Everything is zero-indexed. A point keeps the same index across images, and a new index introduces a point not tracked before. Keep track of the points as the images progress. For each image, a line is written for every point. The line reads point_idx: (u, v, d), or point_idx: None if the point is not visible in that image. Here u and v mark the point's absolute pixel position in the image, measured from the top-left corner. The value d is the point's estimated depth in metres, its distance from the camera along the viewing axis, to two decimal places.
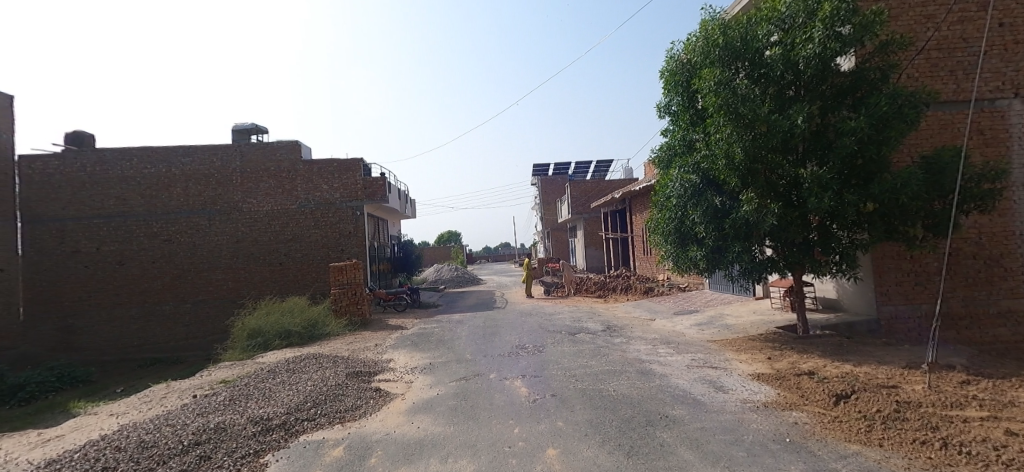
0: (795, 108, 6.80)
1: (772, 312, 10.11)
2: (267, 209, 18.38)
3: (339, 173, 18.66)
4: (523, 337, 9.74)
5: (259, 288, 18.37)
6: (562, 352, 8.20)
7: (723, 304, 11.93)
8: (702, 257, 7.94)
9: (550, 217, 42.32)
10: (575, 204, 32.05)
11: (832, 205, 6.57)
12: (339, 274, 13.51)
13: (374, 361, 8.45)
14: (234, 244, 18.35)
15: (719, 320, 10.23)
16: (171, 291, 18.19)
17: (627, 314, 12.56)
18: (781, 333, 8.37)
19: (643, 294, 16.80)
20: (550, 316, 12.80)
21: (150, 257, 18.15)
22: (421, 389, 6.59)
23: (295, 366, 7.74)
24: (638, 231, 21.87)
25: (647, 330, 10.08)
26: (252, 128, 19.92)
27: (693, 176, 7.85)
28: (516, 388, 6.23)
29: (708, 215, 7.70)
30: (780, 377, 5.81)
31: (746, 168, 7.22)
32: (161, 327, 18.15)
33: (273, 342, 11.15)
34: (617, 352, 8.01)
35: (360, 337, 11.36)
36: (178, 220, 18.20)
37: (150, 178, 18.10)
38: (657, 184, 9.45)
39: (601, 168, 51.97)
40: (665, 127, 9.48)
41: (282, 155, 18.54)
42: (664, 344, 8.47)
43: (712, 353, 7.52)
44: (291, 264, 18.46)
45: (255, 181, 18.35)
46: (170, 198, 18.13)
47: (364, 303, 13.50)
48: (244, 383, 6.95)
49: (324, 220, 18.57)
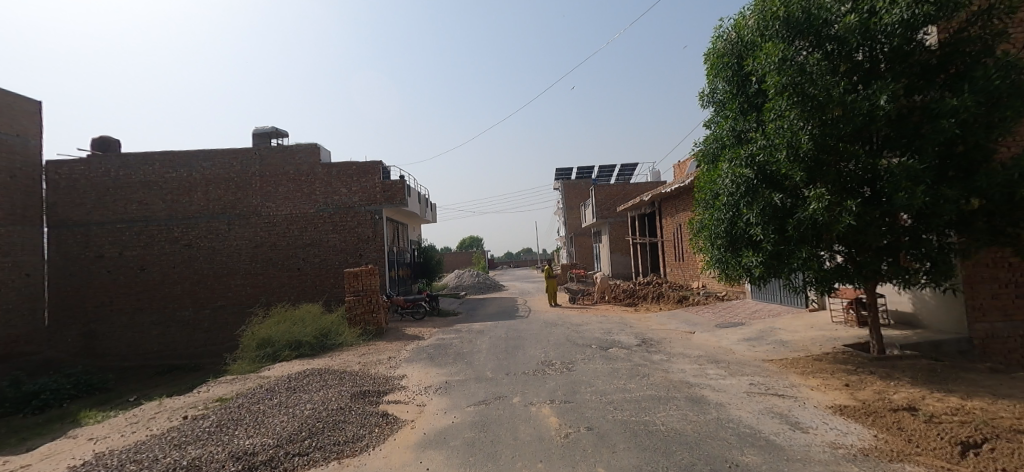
0: (877, 86, 5.74)
1: (834, 327, 8.91)
2: (286, 213, 17.92)
3: (357, 177, 18.09)
4: (551, 352, 8.78)
5: (277, 295, 17.88)
6: (595, 370, 7.22)
7: (772, 316, 10.77)
8: (758, 265, 6.78)
9: (574, 222, 41.24)
10: (600, 208, 30.93)
11: (927, 201, 5.43)
12: (353, 280, 12.76)
13: (386, 378, 7.61)
14: (252, 248, 17.92)
15: (771, 335, 9.07)
16: (189, 297, 17.85)
17: (662, 327, 11.45)
18: (851, 353, 7.25)
19: (676, 303, 15.66)
20: (578, 328, 11.78)
21: (169, 262, 17.85)
22: (434, 415, 5.69)
23: (295, 383, 6.90)
24: (669, 237, 20.74)
25: (688, 345, 9.01)
26: (272, 132, 19.55)
27: (747, 170, 6.74)
28: (545, 418, 5.27)
29: (765, 216, 6.53)
30: (872, 413, 4.76)
31: (815, 159, 6.11)
32: (180, 333, 17.81)
33: (283, 353, 10.47)
34: (658, 372, 6.96)
35: (375, 349, 10.57)
36: (198, 224, 17.88)
37: (171, 183, 17.84)
38: (700, 182, 8.35)
39: (626, 172, 50.65)
40: (708, 119, 8.44)
41: (301, 159, 18.07)
42: (712, 363, 7.39)
43: (773, 376, 6.45)
44: (309, 270, 17.94)
45: (274, 184, 17.91)
46: (191, 202, 17.83)
47: (380, 311, 12.75)
48: (238, 404, 6.15)
49: (342, 224, 18.02)
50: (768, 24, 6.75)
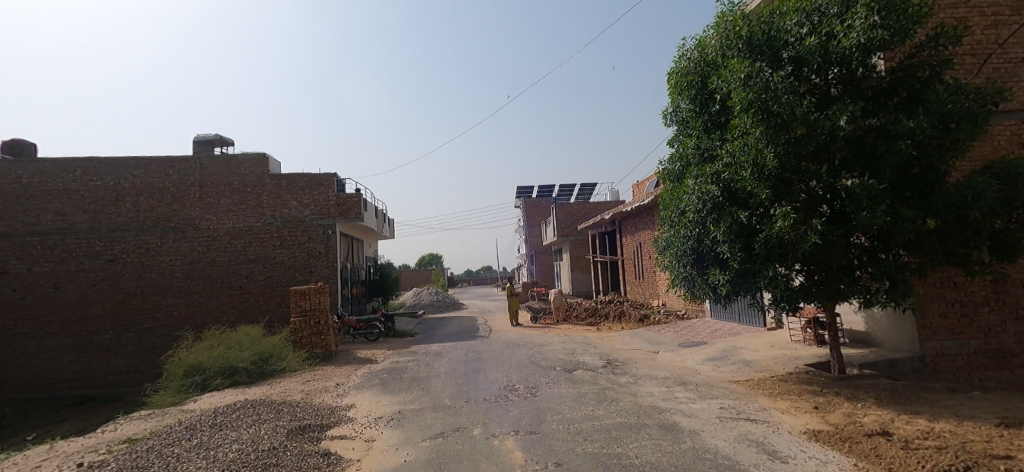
0: (837, 106, 5.71)
1: (793, 346, 8.94)
2: (228, 227, 16.77)
3: (309, 189, 17.20)
4: (511, 376, 8.34)
5: (215, 315, 16.61)
6: (559, 396, 6.84)
7: (733, 335, 10.77)
8: (725, 283, 6.60)
9: (534, 239, 41.16)
10: (560, 226, 30.95)
11: (888, 221, 5.39)
12: (300, 299, 11.91)
13: (330, 409, 6.95)
14: (189, 265, 16.61)
15: (734, 354, 9.00)
16: (114, 318, 16.29)
17: (625, 346, 11.24)
18: (814, 373, 7.20)
19: (637, 322, 15.58)
20: (539, 349, 11.40)
21: (90, 279, 16.29)
22: (385, 452, 5.13)
23: (222, 418, 6.12)
24: (629, 255, 20.83)
25: (653, 366, 8.79)
26: (215, 140, 18.40)
27: (713, 187, 6.60)
28: (509, 453, 4.82)
29: (731, 234, 6.40)
30: (847, 439, 4.60)
31: (780, 177, 6.02)
32: (101, 359, 16.15)
33: (215, 381, 9.52)
34: (626, 397, 6.65)
35: (321, 375, 9.79)
36: (126, 238, 16.44)
37: (95, 192, 16.36)
38: (665, 200, 8.22)
39: (585, 191, 51.34)
40: (673, 137, 8.36)
41: (246, 169, 16.99)
42: (680, 386, 7.16)
43: (742, 399, 6.26)
44: (253, 288, 16.79)
45: (215, 196, 16.76)
46: (118, 214, 16.39)
47: (329, 333, 11.94)
48: (151, 447, 5.35)
49: (291, 240, 17.02)
50: (731, 43, 6.72)
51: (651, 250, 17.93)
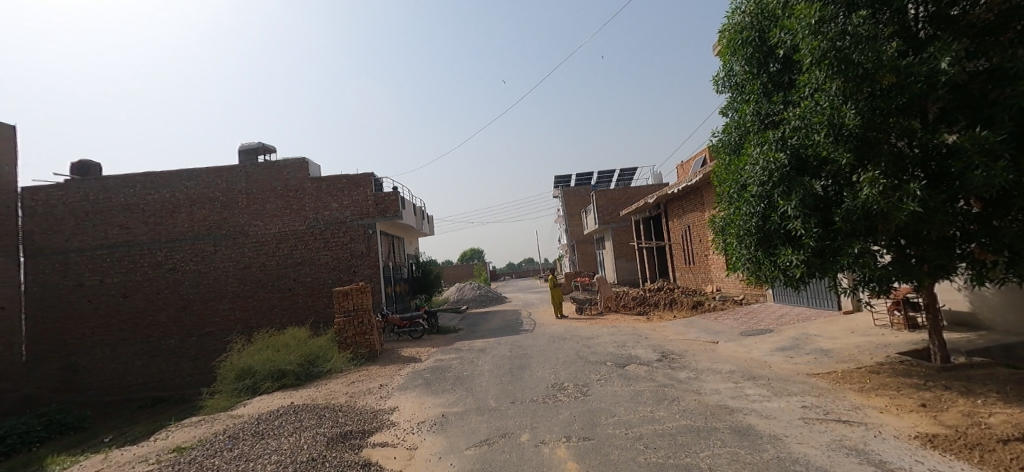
0: (936, 48, 4.78)
1: (878, 332, 7.93)
2: (275, 232, 17.01)
3: (348, 189, 17.19)
4: (562, 373, 7.78)
5: (267, 318, 16.93)
6: (615, 395, 6.23)
7: (803, 321, 9.81)
8: (799, 264, 5.76)
9: (576, 229, 40.29)
10: (602, 214, 30.01)
11: (1010, 179, 4.45)
12: (343, 300, 11.80)
13: (373, 413, 6.64)
14: (239, 270, 16.97)
15: (808, 343, 8.09)
16: (174, 324, 16.86)
17: (681, 337, 10.45)
18: (911, 363, 6.27)
19: (691, 310, 14.68)
20: (588, 342, 10.78)
21: (154, 288, 16.89)
22: (427, 463, 4.71)
23: (264, 426, 5.87)
24: (677, 239, 19.82)
25: (716, 358, 8.03)
26: (259, 148, 18.71)
27: (779, 155, 5.76)
28: (561, 465, 4.27)
29: (806, 207, 5.53)
30: (976, 447, 3.79)
31: (863, 137, 5.16)
32: (164, 363, 16.78)
33: (264, 384, 9.49)
34: (690, 394, 5.96)
35: (366, 375, 9.57)
36: (183, 247, 16.93)
37: (153, 205, 16.92)
38: (720, 176, 7.38)
39: (626, 176, 49.91)
40: (726, 106, 7.51)
41: (289, 174, 17.15)
42: (750, 380, 6.40)
43: (827, 396, 5.46)
44: (301, 289, 16.98)
45: (260, 202, 17.01)
46: (174, 225, 16.91)
47: (373, 332, 11.76)
48: (193, 458, 5.14)
49: (334, 240, 17.08)
50: None
51: (702, 234, 16.88)
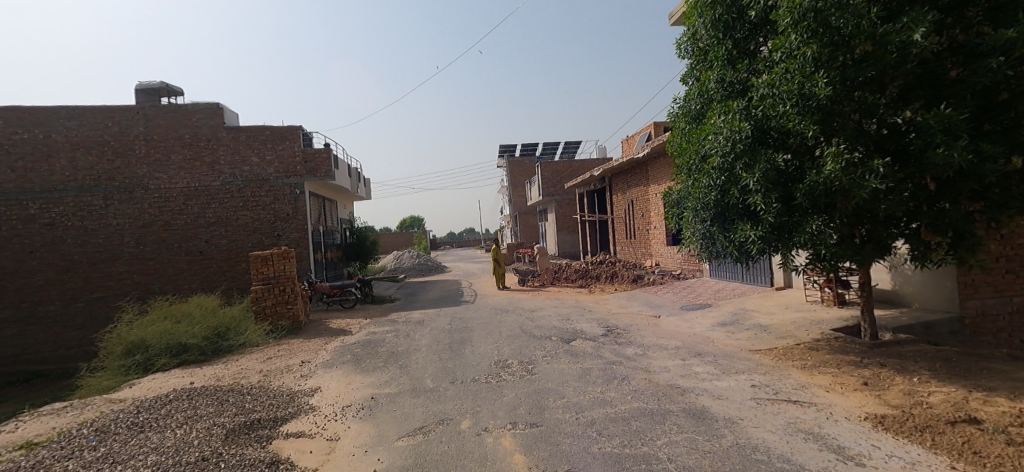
0: (911, 17, 4.51)
1: (811, 307, 8.11)
2: (181, 187, 15.23)
3: (272, 144, 15.62)
4: (503, 348, 7.37)
5: (176, 283, 15.32)
6: (561, 374, 5.88)
7: (740, 296, 10.00)
8: (755, 240, 5.60)
9: (519, 199, 39.99)
10: (546, 186, 29.83)
11: (970, 159, 4.34)
12: (262, 266, 10.71)
13: (290, 395, 5.94)
14: (141, 230, 15.12)
15: (747, 318, 8.15)
16: (61, 288, 14.84)
17: (623, 311, 10.37)
18: (844, 338, 6.35)
19: (631, 283, 14.80)
20: (530, 315, 10.46)
21: (27, 245, 14.68)
22: (349, 458, 4.12)
23: (146, 416, 5.12)
24: (619, 212, 19.92)
25: (660, 333, 7.93)
26: (161, 88, 16.54)
27: (744, 124, 5.52)
28: (506, 456, 3.84)
29: (769, 179, 5.31)
30: (927, 429, 3.73)
31: (829, 109, 4.98)
32: (51, 332, 14.79)
33: (160, 361, 8.40)
34: (639, 373, 5.71)
35: (285, 350, 8.71)
36: (64, 199, 14.75)
37: (23, 146, 14.54)
38: (678, 146, 7.14)
39: (569, 149, 49.93)
40: (687, 73, 7.24)
41: (199, 121, 15.26)
42: (696, 357, 6.27)
43: (773, 373, 5.36)
44: (216, 253, 15.44)
45: (164, 151, 15.12)
46: (52, 172, 14.64)
47: (296, 301, 10.80)
48: (49, 458, 4.33)
49: (255, 201, 15.56)
50: None
51: (645, 208, 16.99)
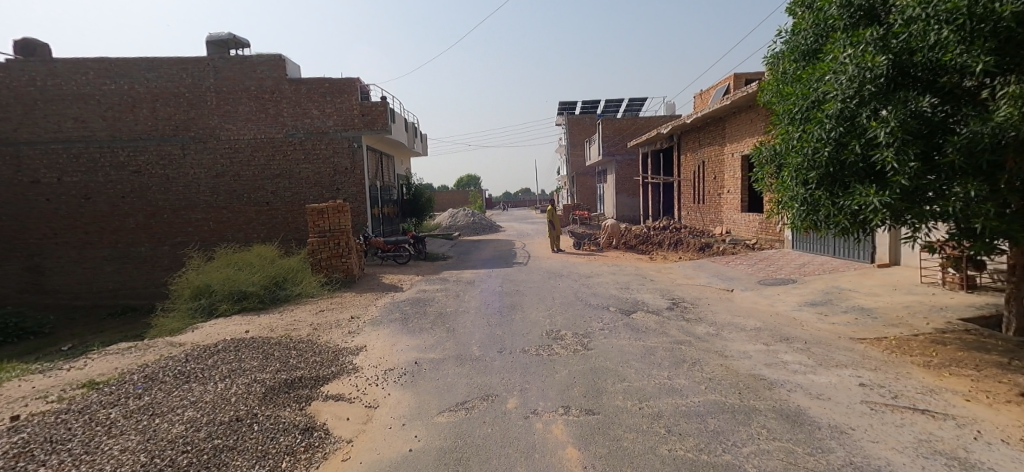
0: None
1: (926, 291, 6.90)
2: (249, 138, 15.45)
3: (331, 96, 15.42)
4: (558, 317, 6.78)
5: (244, 232, 15.81)
6: (623, 350, 5.21)
7: (831, 272, 8.80)
8: (878, 208, 4.53)
9: (578, 159, 38.59)
10: (608, 145, 28.36)
11: None
12: (318, 219, 10.61)
13: (335, 352, 5.65)
14: (212, 179, 15.57)
15: (843, 299, 7.04)
16: (144, 231, 15.70)
17: (691, 282, 9.44)
18: (978, 332, 5.24)
19: (698, 251, 13.70)
20: (587, 282, 9.77)
21: (118, 191, 15.51)
22: (386, 431, 3.69)
23: (192, 367, 4.93)
24: (687, 175, 18.48)
25: (736, 310, 7.03)
26: (230, 40, 16.62)
27: (881, 58, 4.46)
28: (560, 450, 3.25)
29: (909, 130, 4.25)
30: None
31: (1008, 36, 3.98)
32: (136, 271, 15.80)
33: (221, 307, 8.50)
34: (714, 358, 4.92)
35: (338, 304, 8.57)
36: (147, 148, 15.38)
37: (111, 97, 15.09)
38: (779, 91, 6.04)
39: (634, 108, 47.33)
40: (795, 3, 6.08)
41: (262, 73, 15.25)
42: (785, 342, 5.37)
43: (887, 370, 4.41)
44: (280, 204, 15.73)
45: (233, 103, 15.29)
46: (136, 122, 15.21)
47: (351, 255, 10.63)
48: (91, 402, 4.19)
49: (315, 153, 15.58)
50: None
51: (718, 171, 15.55)
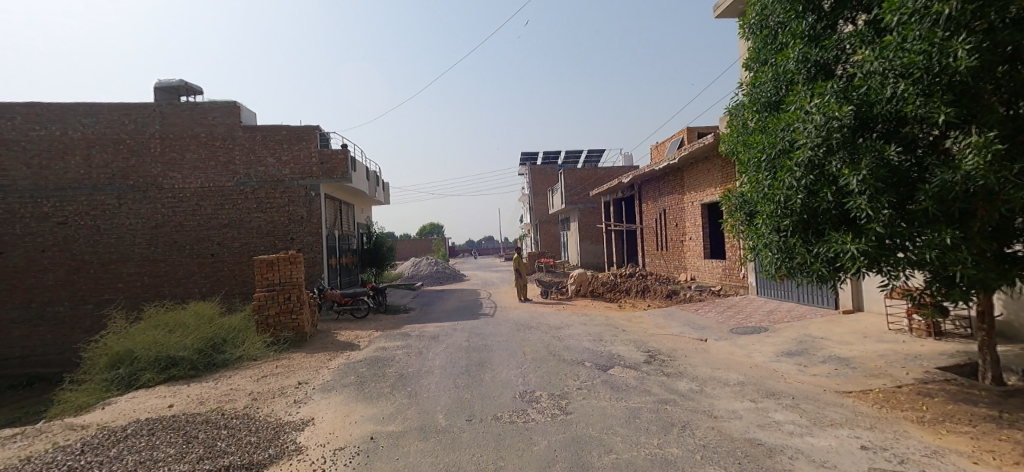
0: None
1: (898, 338, 6.84)
2: (196, 187, 14.59)
3: (287, 144, 14.89)
4: (528, 376, 6.27)
5: (185, 287, 14.61)
6: (602, 414, 4.76)
7: (800, 319, 8.73)
8: (856, 256, 4.39)
9: (540, 208, 38.91)
10: (570, 193, 28.71)
11: None
12: (267, 271, 9.84)
13: (276, 428, 4.92)
14: (152, 230, 14.49)
15: (818, 348, 6.88)
16: (68, 288, 14.25)
17: (662, 332, 9.14)
18: (958, 382, 5.09)
19: (665, 298, 13.56)
20: (555, 334, 9.33)
21: (40, 245, 14.15)
22: None
23: (86, 461, 4.11)
24: (649, 222, 18.69)
25: (714, 362, 6.73)
26: (180, 87, 16.01)
27: (845, 107, 4.42)
28: None
29: (880, 178, 4.16)
30: None
31: (964, 87, 3.98)
32: (55, 334, 14.19)
33: (145, 375, 7.51)
34: (702, 419, 4.53)
35: (284, 367, 7.75)
36: (79, 198, 14.22)
37: (41, 144, 14.03)
38: (745, 139, 6.00)
39: (592, 158, 48.76)
40: (750, 58, 6.19)
41: (214, 120, 14.63)
42: (773, 398, 5.06)
43: (885, 429, 4.13)
44: (226, 256, 14.73)
45: (180, 150, 14.51)
46: (67, 170, 14.13)
47: (302, 311, 9.84)
48: None
49: (268, 202, 14.83)
50: None
51: (679, 218, 15.76)
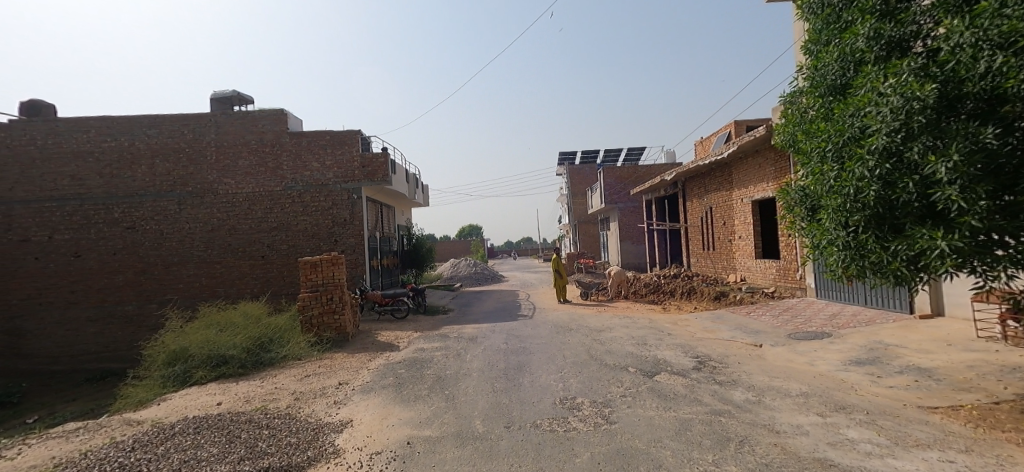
0: None
1: (987, 347, 6.11)
2: (247, 192, 15.10)
3: (331, 148, 15.20)
4: (571, 381, 5.99)
5: (237, 287, 15.14)
6: (653, 425, 4.42)
7: (868, 325, 8.01)
8: (947, 254, 3.86)
9: (581, 208, 38.35)
10: (610, 193, 28.09)
11: None
12: (311, 273, 9.98)
13: (315, 430, 4.85)
14: (207, 233, 15.10)
15: (893, 356, 6.25)
16: (133, 289, 15.05)
17: (713, 337, 8.62)
18: None
19: (714, 300, 12.91)
20: (599, 337, 8.98)
21: (109, 248, 15.01)
22: None
23: (135, 459, 4.14)
24: (694, 221, 17.94)
25: (773, 370, 6.22)
26: (234, 97, 16.67)
27: (928, 85, 3.90)
28: None
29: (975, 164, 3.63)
30: None
31: None
32: (121, 332, 15.02)
33: (197, 373, 7.72)
34: (764, 434, 4.12)
35: (327, 367, 7.79)
36: (143, 204, 15.01)
37: (110, 154, 14.90)
38: (806, 127, 5.49)
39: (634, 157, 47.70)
40: (810, 40, 5.67)
41: (264, 127, 15.12)
42: (844, 412, 4.56)
43: (983, 452, 3.60)
44: (275, 258, 15.17)
45: (233, 157, 15.06)
46: (133, 178, 14.94)
47: (344, 312, 9.92)
48: None
49: (314, 205, 15.17)
50: None
51: (728, 216, 15.01)
